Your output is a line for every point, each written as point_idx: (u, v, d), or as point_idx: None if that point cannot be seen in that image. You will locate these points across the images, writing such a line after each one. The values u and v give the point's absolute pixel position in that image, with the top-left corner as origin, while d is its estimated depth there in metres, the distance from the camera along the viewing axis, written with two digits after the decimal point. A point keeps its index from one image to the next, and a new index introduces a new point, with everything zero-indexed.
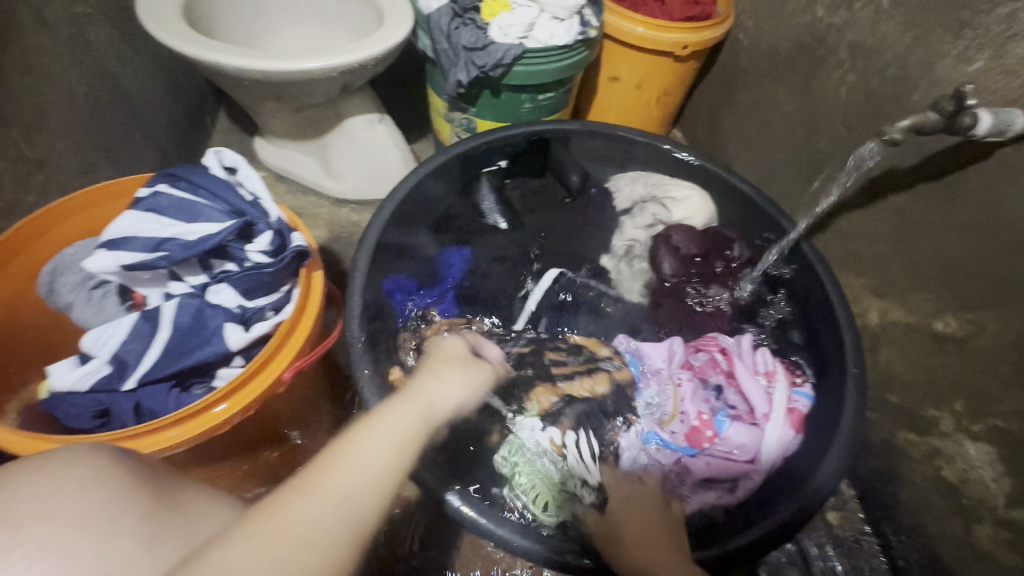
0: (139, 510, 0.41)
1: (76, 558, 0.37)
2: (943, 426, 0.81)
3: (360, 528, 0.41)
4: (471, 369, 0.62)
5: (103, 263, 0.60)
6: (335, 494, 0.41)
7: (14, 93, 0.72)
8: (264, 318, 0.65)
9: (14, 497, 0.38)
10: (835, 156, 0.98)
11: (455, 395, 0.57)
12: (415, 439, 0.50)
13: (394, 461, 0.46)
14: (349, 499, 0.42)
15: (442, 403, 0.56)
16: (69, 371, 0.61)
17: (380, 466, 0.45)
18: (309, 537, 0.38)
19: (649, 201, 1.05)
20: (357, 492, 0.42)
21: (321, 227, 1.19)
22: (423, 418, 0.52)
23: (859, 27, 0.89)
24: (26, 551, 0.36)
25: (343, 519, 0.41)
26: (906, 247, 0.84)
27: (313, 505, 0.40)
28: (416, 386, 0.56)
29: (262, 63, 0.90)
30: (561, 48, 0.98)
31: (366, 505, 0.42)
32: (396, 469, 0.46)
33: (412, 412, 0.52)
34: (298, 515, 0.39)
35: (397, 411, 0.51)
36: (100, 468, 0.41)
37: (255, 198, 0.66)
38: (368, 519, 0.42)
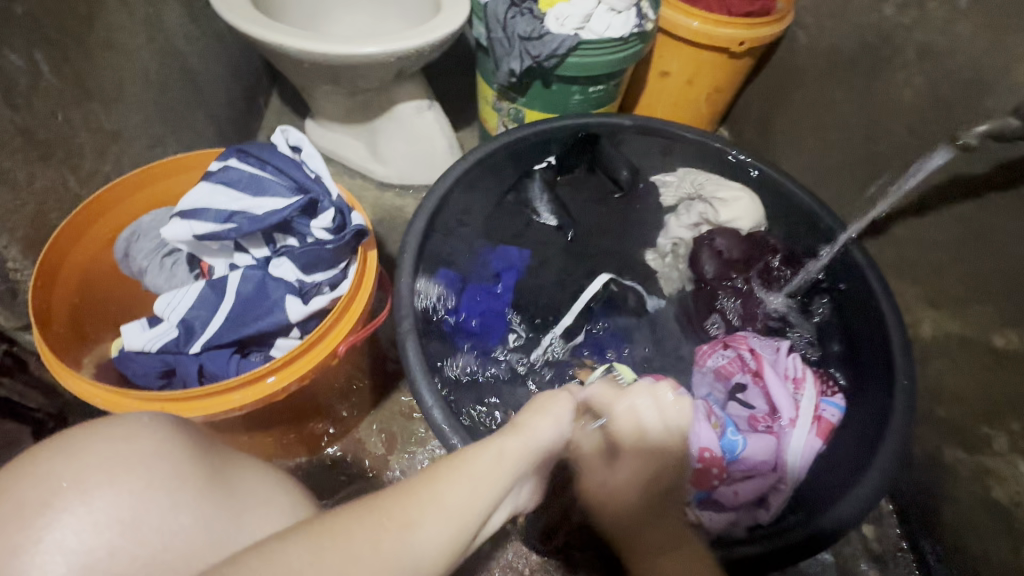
0: (193, 487, 0.45)
1: (139, 529, 0.42)
2: (995, 445, 0.78)
3: (419, 571, 0.39)
4: (551, 405, 0.54)
5: (178, 231, 0.64)
6: (407, 521, 0.40)
7: (96, 67, 0.76)
8: (320, 293, 0.66)
9: (85, 463, 0.43)
10: (895, 161, 0.95)
11: (543, 443, 0.52)
12: (496, 496, 0.46)
13: (473, 512, 0.44)
14: (416, 532, 0.40)
15: (532, 460, 0.51)
16: (141, 332, 0.65)
17: (453, 511, 0.43)
18: (362, 564, 0.37)
19: (697, 199, 1.03)
20: (435, 536, 0.41)
21: (366, 210, 1.22)
22: (510, 471, 0.48)
23: (931, 27, 0.86)
24: (91, 514, 0.41)
25: (404, 559, 0.39)
26: (968, 258, 0.81)
27: (379, 531, 0.39)
28: (507, 433, 0.51)
29: (323, 46, 0.92)
30: (617, 40, 0.97)
31: (433, 549, 0.40)
32: (473, 517, 0.44)
33: (500, 463, 0.48)
34: (359, 536, 0.38)
35: (477, 455, 0.48)
36: (157, 445, 0.45)
37: (318, 176, 0.68)
38: (427, 564, 0.40)
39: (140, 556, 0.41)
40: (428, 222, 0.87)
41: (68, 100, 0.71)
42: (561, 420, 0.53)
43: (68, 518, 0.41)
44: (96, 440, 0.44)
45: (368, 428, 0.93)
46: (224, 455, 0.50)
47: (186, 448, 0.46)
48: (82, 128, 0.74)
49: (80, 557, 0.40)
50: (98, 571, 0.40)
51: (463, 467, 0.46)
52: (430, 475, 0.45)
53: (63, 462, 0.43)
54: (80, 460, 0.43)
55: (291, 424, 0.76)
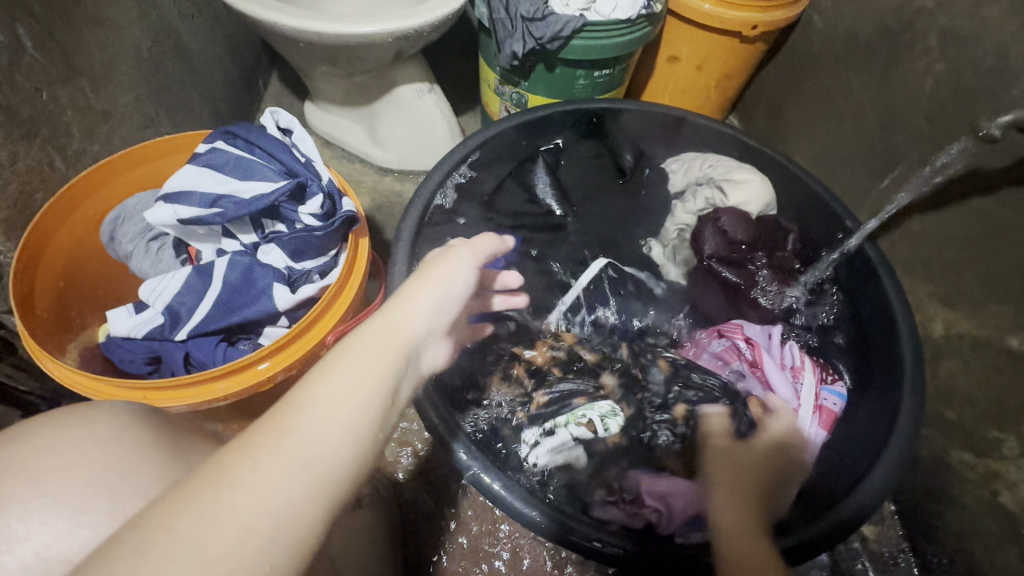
0: (155, 468, 0.43)
1: (90, 515, 0.39)
2: (1005, 449, 0.75)
3: (322, 470, 0.35)
4: (439, 263, 0.53)
5: (162, 216, 0.62)
6: (282, 432, 0.35)
7: (84, 44, 0.74)
8: (310, 281, 0.65)
9: (34, 447, 0.42)
10: (912, 152, 0.91)
11: (428, 311, 0.48)
12: (386, 370, 0.42)
13: (361, 395, 0.39)
14: (297, 440, 0.35)
15: (415, 323, 0.47)
16: (126, 318, 0.64)
17: (336, 400, 0.38)
18: (247, 492, 0.32)
19: (704, 184, 1.00)
20: (321, 435, 0.36)
21: (365, 195, 1.20)
22: (391, 342, 0.44)
23: (955, 11, 0.81)
24: (40, 504, 0.39)
25: (297, 471, 0.34)
26: (984, 256, 0.78)
27: (260, 457, 0.34)
28: (386, 304, 0.48)
29: (319, 25, 0.89)
30: (624, 22, 0.93)
31: (331, 443, 0.36)
32: (369, 405, 0.39)
33: (379, 346, 0.43)
34: (234, 477, 0.33)
35: (352, 345, 0.42)
36: (116, 430, 0.44)
37: (308, 160, 0.66)
38: (332, 461, 0.36)
39: (91, 545, 0.38)
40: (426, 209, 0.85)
41: (53, 78, 0.69)
42: (447, 277, 0.51)
43: (16, 508, 0.39)
44: (42, 428, 0.43)
45: None
46: (194, 440, 0.49)
47: (147, 433, 0.45)
48: (69, 106, 0.72)
49: (28, 547, 0.38)
50: (48, 561, 0.38)
51: (334, 358, 0.41)
52: (298, 382, 0.39)
53: (12, 447, 0.42)
54: (31, 443, 0.42)
55: None
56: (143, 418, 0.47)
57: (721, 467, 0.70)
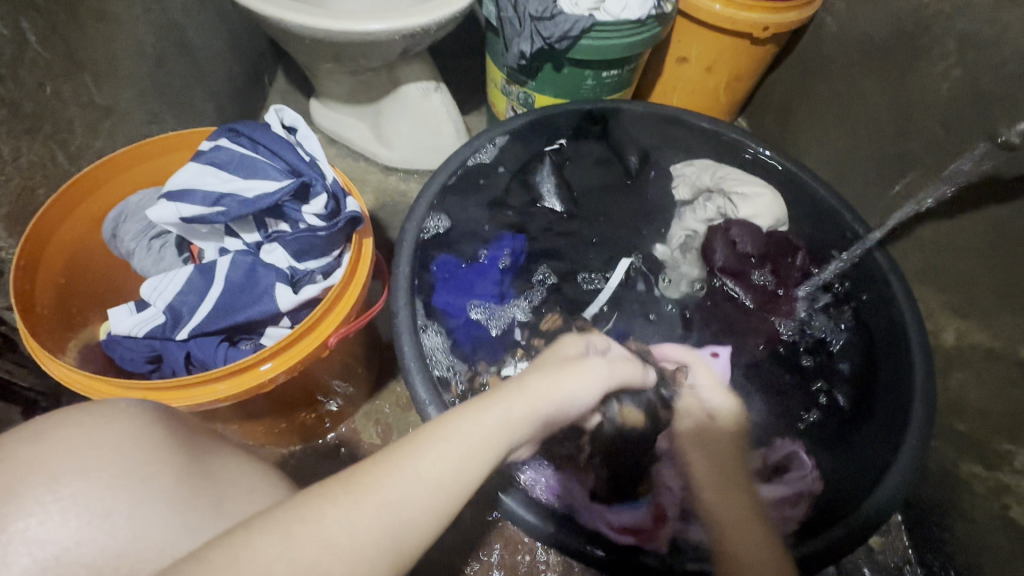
0: (173, 473, 0.42)
1: (110, 518, 0.40)
2: (1017, 463, 0.74)
3: (401, 548, 0.38)
4: (569, 368, 0.58)
5: (165, 213, 0.61)
6: (383, 501, 0.38)
7: (88, 38, 0.73)
8: (313, 281, 0.65)
9: (54, 448, 0.41)
10: (926, 159, 0.89)
11: (540, 409, 0.52)
12: (484, 461, 0.44)
13: (463, 476, 0.42)
14: (393, 508, 0.38)
15: (531, 411, 0.51)
16: (127, 316, 0.63)
17: (437, 483, 0.41)
18: (341, 548, 0.35)
19: (715, 193, 0.98)
20: (411, 510, 0.39)
21: (369, 194, 1.19)
22: (504, 431, 0.47)
23: (974, 14, 0.79)
24: (61, 506, 0.39)
25: (385, 533, 0.37)
26: (1000, 265, 0.76)
27: (356, 514, 0.37)
28: (504, 390, 0.51)
29: (326, 22, 0.88)
30: (633, 22, 0.92)
31: (416, 526, 0.39)
32: (454, 494, 0.42)
33: (487, 430, 0.46)
34: (335, 518, 0.36)
35: (466, 422, 0.46)
36: (133, 430, 0.43)
37: (312, 159, 0.65)
38: (411, 543, 0.38)
39: (110, 547, 0.39)
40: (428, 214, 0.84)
41: (57, 73, 0.68)
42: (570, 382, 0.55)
43: (35, 508, 0.39)
44: (69, 426, 0.42)
45: (365, 418, 0.92)
46: (209, 442, 0.48)
47: (162, 435, 0.44)
48: (72, 102, 0.71)
49: (46, 549, 0.38)
50: (66, 563, 0.38)
51: (450, 428, 0.45)
52: (413, 444, 0.42)
53: (35, 447, 0.41)
54: (52, 446, 0.41)
55: (280, 416, 0.75)
56: (157, 414, 0.46)
57: (697, 453, 0.72)
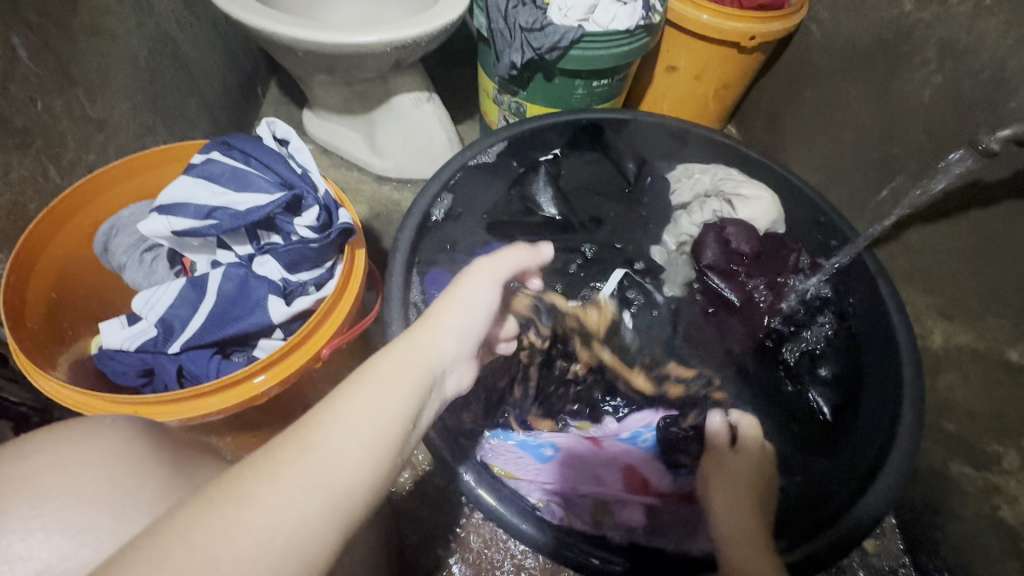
0: (156, 485, 0.41)
1: (92, 531, 0.38)
2: (1005, 463, 0.75)
3: (341, 489, 0.34)
4: (474, 291, 0.54)
5: (156, 227, 0.61)
6: (302, 448, 0.35)
7: (80, 53, 0.73)
8: (305, 293, 0.64)
9: (36, 465, 0.40)
10: (910, 164, 0.91)
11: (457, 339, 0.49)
12: (412, 395, 0.42)
13: (384, 414, 0.39)
14: (319, 455, 0.35)
15: (449, 349, 0.49)
16: (119, 329, 0.63)
17: (361, 421, 0.38)
18: (260, 500, 0.31)
19: (712, 197, 0.99)
20: (339, 448, 0.36)
21: (363, 204, 1.19)
22: (415, 366, 0.44)
23: (953, 23, 0.81)
24: (41, 522, 0.38)
25: (307, 483, 0.33)
26: (985, 268, 0.77)
27: (274, 468, 0.33)
28: (419, 326, 0.49)
29: (318, 35, 0.89)
30: (622, 33, 0.93)
31: (347, 462, 0.35)
32: (387, 427, 0.39)
33: (404, 364, 0.44)
34: (250, 479, 0.32)
35: (386, 363, 0.43)
36: (117, 445, 0.43)
37: (305, 171, 0.65)
38: (347, 480, 0.35)
39: (93, 561, 0.37)
40: (432, 203, 0.85)
41: (48, 87, 0.69)
42: (473, 303, 0.53)
43: (16, 525, 0.38)
44: (49, 441, 0.42)
45: None
46: (195, 457, 0.48)
47: (146, 449, 0.44)
48: (64, 116, 0.71)
49: (29, 565, 0.37)
50: None
51: (365, 373, 0.42)
52: (329, 396, 0.39)
53: (15, 466, 0.40)
54: (32, 463, 0.40)
55: (271, 429, 0.74)
56: (142, 429, 0.46)
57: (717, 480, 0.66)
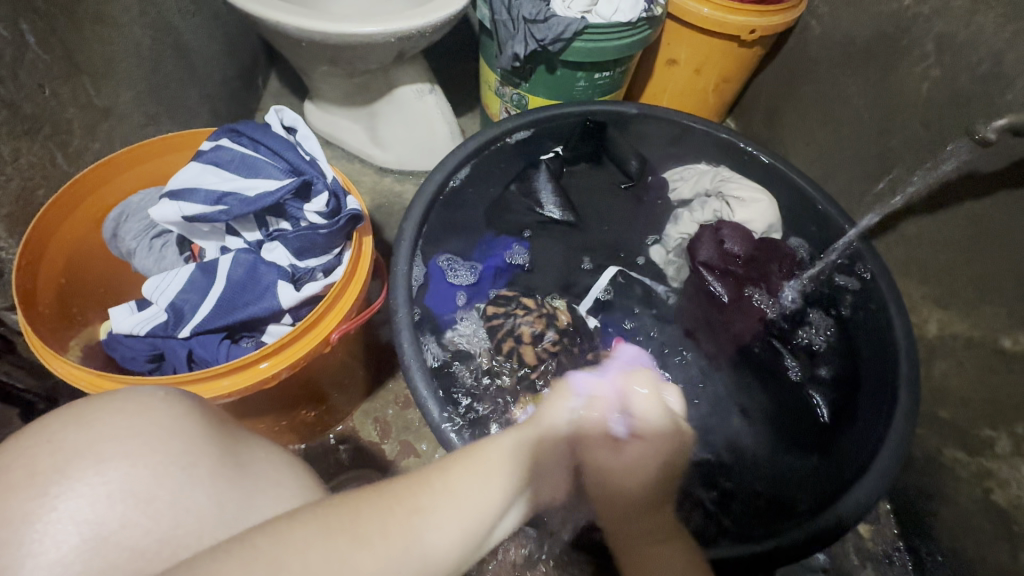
0: (210, 462, 0.43)
1: (155, 502, 0.41)
2: (998, 448, 0.76)
3: (432, 564, 0.39)
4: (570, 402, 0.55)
5: (167, 212, 0.62)
6: (420, 514, 0.40)
7: (85, 41, 0.73)
8: (314, 279, 0.65)
9: (98, 435, 0.42)
10: (907, 157, 0.92)
11: (554, 442, 0.51)
12: (505, 486, 0.45)
13: (481, 503, 0.43)
14: (426, 521, 0.40)
15: (542, 448, 0.50)
16: (128, 315, 0.63)
17: (461, 501, 0.43)
18: (380, 556, 0.36)
19: (713, 196, 1.01)
20: (444, 526, 0.41)
21: (365, 195, 1.20)
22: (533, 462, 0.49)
23: (951, 17, 0.82)
24: (108, 487, 0.41)
25: (417, 553, 0.38)
26: (981, 257, 0.78)
27: (393, 522, 0.39)
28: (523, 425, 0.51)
29: (321, 24, 0.89)
30: (625, 24, 0.94)
31: (442, 544, 0.40)
32: (479, 513, 0.43)
33: (505, 455, 0.47)
34: (375, 540, 0.37)
35: (490, 450, 0.47)
36: (172, 420, 0.44)
37: (313, 158, 0.66)
38: (442, 556, 0.39)
39: (154, 532, 0.40)
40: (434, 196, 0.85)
41: (56, 74, 0.69)
42: (579, 417, 0.54)
43: (83, 489, 0.40)
44: (110, 414, 0.43)
45: (363, 416, 0.93)
46: (237, 433, 0.48)
47: (198, 426, 0.45)
48: (70, 103, 0.72)
49: (95, 528, 0.39)
50: (113, 544, 0.39)
51: (470, 456, 0.46)
52: (443, 466, 0.45)
53: (77, 431, 0.42)
54: (94, 431, 0.42)
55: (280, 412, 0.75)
56: (191, 404, 0.46)
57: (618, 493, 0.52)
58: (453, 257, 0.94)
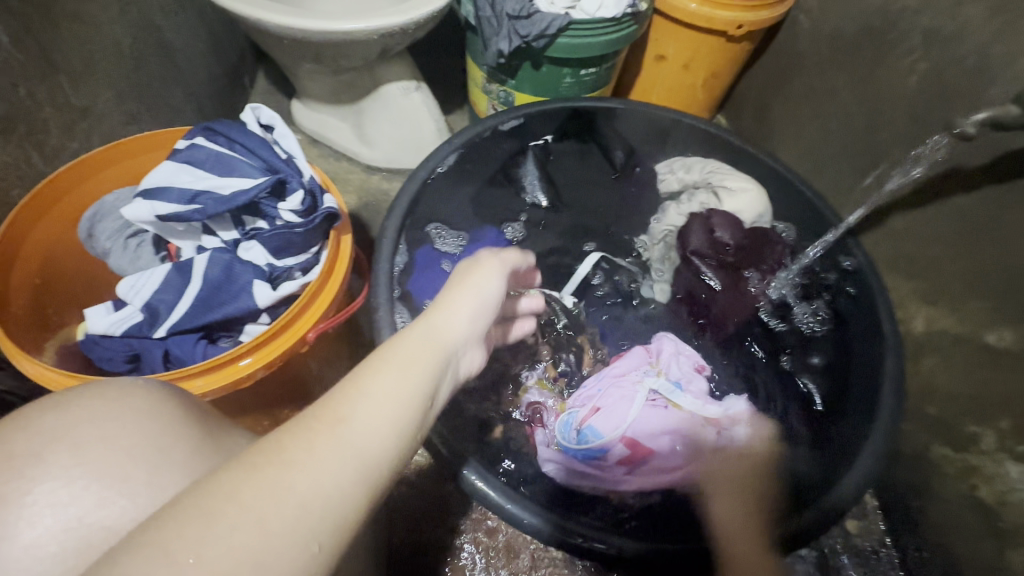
0: (189, 443, 0.42)
1: (130, 484, 0.39)
2: (983, 444, 0.76)
3: (371, 465, 0.35)
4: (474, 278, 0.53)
5: (140, 212, 0.61)
6: (337, 419, 0.36)
7: (62, 40, 0.73)
8: (291, 279, 0.65)
9: (76, 418, 0.41)
10: (894, 152, 0.92)
11: (461, 321, 0.49)
12: (428, 371, 0.42)
13: (404, 389, 0.39)
14: (350, 425, 0.36)
15: (451, 330, 0.47)
16: (104, 315, 0.63)
17: (383, 394, 0.38)
18: (303, 469, 0.33)
19: (701, 188, 0.98)
20: (367, 421, 0.36)
21: (352, 194, 1.19)
22: (436, 348, 0.44)
23: (937, 11, 0.82)
24: (84, 469, 0.40)
25: (344, 458, 0.34)
26: (968, 252, 0.78)
27: (311, 439, 0.34)
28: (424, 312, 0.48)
29: (303, 21, 0.89)
30: (609, 20, 0.94)
31: (370, 437, 0.36)
32: (406, 399, 0.39)
33: (409, 344, 0.43)
34: (294, 452, 0.33)
35: (397, 343, 0.43)
36: (151, 402, 0.43)
37: (290, 156, 0.65)
38: (377, 454, 0.36)
39: (129, 513, 0.38)
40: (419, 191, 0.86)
41: (31, 73, 0.68)
42: (479, 288, 0.52)
43: (58, 473, 0.39)
44: (88, 397, 0.42)
45: None
46: (218, 420, 0.48)
47: (178, 409, 0.44)
48: (46, 102, 0.71)
49: (69, 514, 0.38)
50: (89, 526, 0.38)
51: (374, 362, 0.41)
52: (355, 370, 0.40)
53: (57, 416, 0.41)
54: (72, 413, 0.42)
55: (261, 410, 0.74)
56: (170, 391, 0.46)
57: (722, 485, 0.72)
58: (441, 226, 0.95)
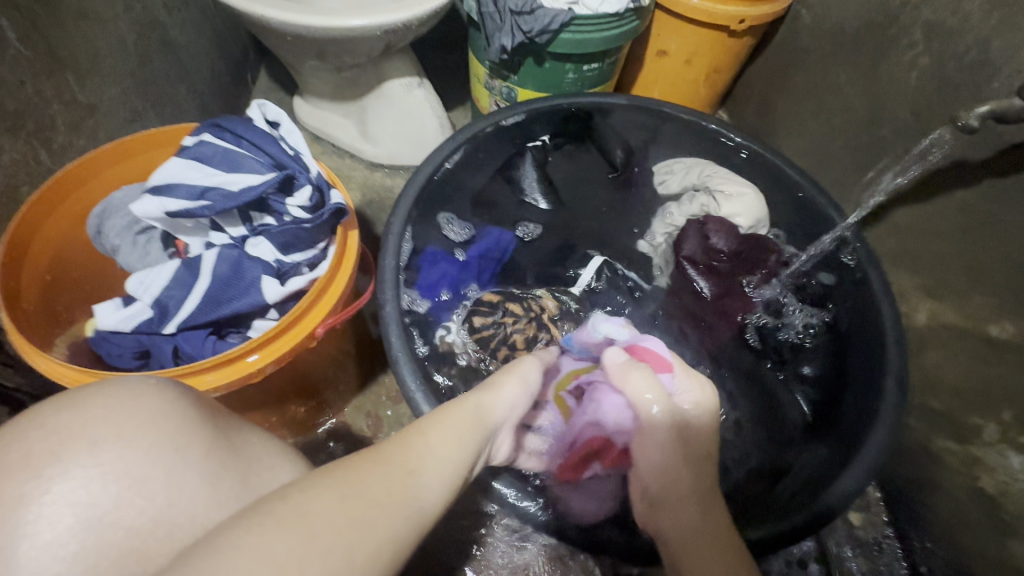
0: (203, 443, 0.43)
1: (148, 483, 0.40)
2: (986, 435, 0.77)
3: (424, 515, 0.40)
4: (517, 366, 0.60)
5: (149, 208, 0.61)
6: (409, 470, 0.41)
7: (68, 37, 0.73)
8: (299, 273, 0.66)
9: (93, 416, 0.42)
10: (897, 146, 0.92)
11: (507, 398, 0.55)
12: (473, 442, 0.48)
13: (456, 452, 0.46)
14: (420, 478, 0.41)
15: (494, 408, 0.53)
16: (113, 311, 0.63)
17: (445, 459, 0.44)
18: (380, 507, 0.38)
19: (700, 190, 0.99)
20: (431, 478, 0.42)
21: (355, 190, 1.20)
22: (480, 419, 0.51)
23: (938, 5, 0.82)
24: (101, 467, 0.40)
25: (410, 504, 0.39)
26: (970, 246, 0.78)
27: (388, 477, 0.40)
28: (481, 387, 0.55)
29: (306, 18, 0.89)
30: (612, 15, 0.94)
31: (432, 493, 0.41)
32: (459, 460, 0.45)
33: (464, 413, 0.50)
34: (373, 482, 0.39)
35: (454, 411, 0.50)
36: (167, 401, 0.44)
37: (296, 152, 0.66)
38: (433, 505, 0.41)
39: (148, 512, 0.39)
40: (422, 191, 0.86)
41: (38, 71, 0.68)
42: (524, 376, 0.58)
43: (76, 471, 0.40)
44: (104, 395, 0.43)
45: (354, 411, 0.93)
46: (232, 420, 0.49)
47: (191, 409, 0.45)
48: (54, 100, 0.71)
49: (88, 510, 0.39)
50: (108, 525, 0.39)
51: (433, 423, 0.47)
52: (417, 427, 0.46)
53: (74, 414, 0.42)
54: (89, 412, 0.42)
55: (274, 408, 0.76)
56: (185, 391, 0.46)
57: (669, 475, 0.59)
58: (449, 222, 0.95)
